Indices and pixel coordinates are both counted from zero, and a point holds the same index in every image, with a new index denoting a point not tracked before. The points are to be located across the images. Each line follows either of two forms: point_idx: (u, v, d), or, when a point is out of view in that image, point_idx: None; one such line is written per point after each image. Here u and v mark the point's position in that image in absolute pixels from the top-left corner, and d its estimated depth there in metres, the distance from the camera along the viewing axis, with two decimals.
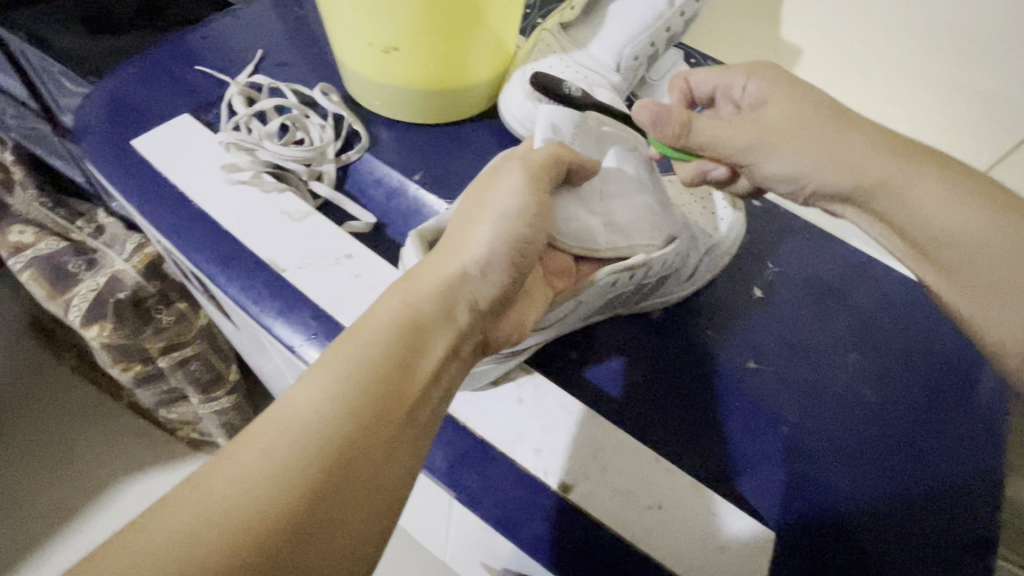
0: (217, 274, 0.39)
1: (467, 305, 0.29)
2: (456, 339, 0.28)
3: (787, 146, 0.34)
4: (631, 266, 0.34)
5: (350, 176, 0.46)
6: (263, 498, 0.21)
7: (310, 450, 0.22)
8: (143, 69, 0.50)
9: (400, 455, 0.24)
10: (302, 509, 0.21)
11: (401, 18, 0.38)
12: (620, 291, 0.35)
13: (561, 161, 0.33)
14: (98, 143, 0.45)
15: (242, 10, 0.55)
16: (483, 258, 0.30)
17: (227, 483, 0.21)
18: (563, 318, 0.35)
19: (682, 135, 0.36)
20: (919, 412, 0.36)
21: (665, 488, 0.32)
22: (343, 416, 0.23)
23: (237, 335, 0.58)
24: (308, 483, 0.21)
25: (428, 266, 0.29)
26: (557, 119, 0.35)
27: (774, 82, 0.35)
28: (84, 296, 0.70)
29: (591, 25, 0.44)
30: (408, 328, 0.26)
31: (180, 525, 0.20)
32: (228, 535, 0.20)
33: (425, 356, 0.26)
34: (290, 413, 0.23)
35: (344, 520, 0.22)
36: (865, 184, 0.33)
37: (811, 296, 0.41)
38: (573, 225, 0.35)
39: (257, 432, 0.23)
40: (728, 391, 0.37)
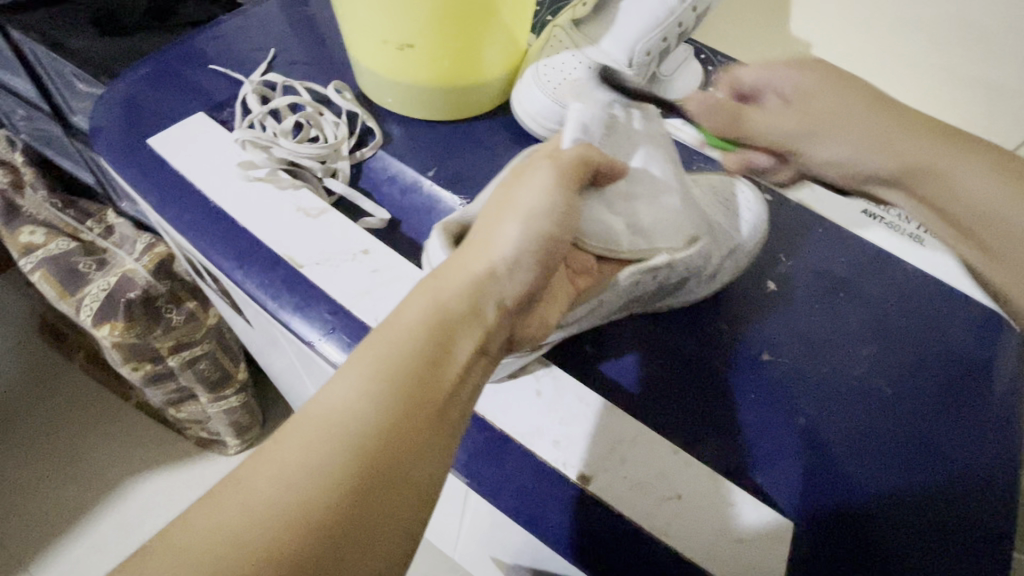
0: (235, 271, 0.39)
1: (493, 301, 0.29)
2: (482, 339, 0.28)
3: (840, 133, 0.37)
4: (654, 266, 0.35)
5: (364, 172, 0.47)
6: (297, 494, 0.21)
7: (340, 444, 0.22)
8: (157, 69, 0.51)
9: (429, 448, 0.24)
10: (336, 501, 0.21)
11: (416, 16, 0.38)
12: (642, 291, 0.37)
13: (587, 162, 0.34)
14: (113, 143, 0.46)
15: (253, 10, 0.56)
16: (510, 257, 0.30)
17: (262, 478, 0.22)
18: (584, 317, 0.35)
19: (736, 126, 0.38)
20: (935, 404, 0.36)
21: (683, 480, 0.32)
22: (372, 409, 0.23)
23: (250, 332, 0.58)
24: (340, 476, 0.22)
25: (452, 265, 0.30)
26: (591, 120, 0.35)
27: (822, 72, 0.38)
28: (95, 296, 0.71)
29: (603, 21, 0.44)
30: (433, 321, 0.27)
31: (224, 525, 0.21)
32: (265, 531, 0.20)
33: (452, 351, 0.27)
34: (321, 412, 0.23)
35: (376, 512, 0.22)
36: (903, 167, 0.35)
37: (826, 290, 0.41)
38: (598, 223, 0.35)
39: (295, 429, 0.23)
40: (744, 385, 0.37)
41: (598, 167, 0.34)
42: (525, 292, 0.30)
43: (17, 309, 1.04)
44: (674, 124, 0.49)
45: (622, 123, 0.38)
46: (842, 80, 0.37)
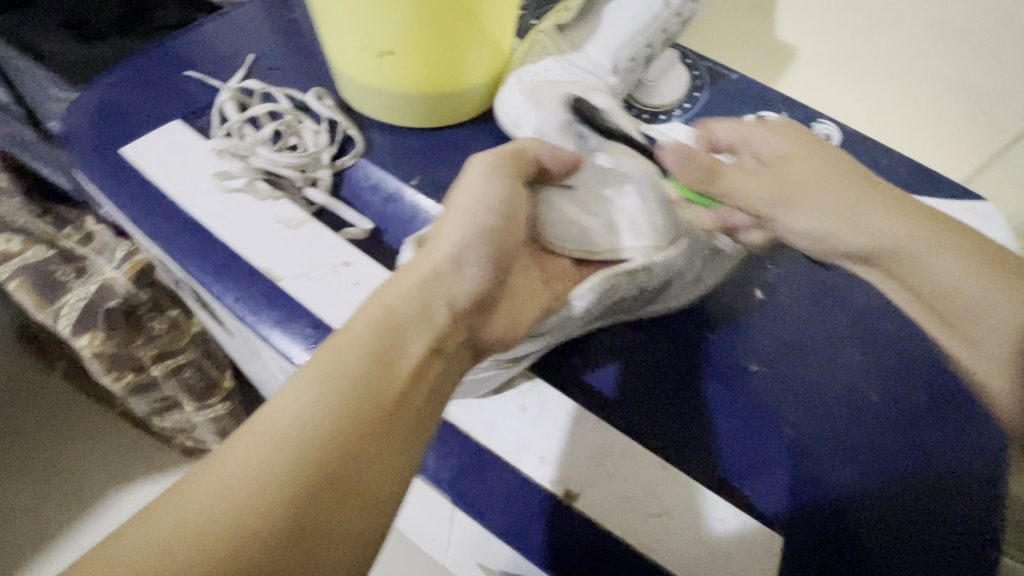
0: (212, 284, 0.38)
1: (444, 301, 0.32)
2: (432, 340, 0.30)
3: (811, 205, 0.40)
4: (613, 278, 0.33)
5: (346, 180, 0.46)
6: (257, 509, 0.23)
7: (293, 458, 0.24)
8: (131, 74, 0.49)
9: (387, 454, 0.26)
10: (284, 501, 0.23)
11: (396, 22, 0.37)
12: (622, 295, 0.35)
13: (532, 157, 0.35)
14: (87, 151, 0.45)
15: (232, 13, 0.55)
16: (453, 254, 0.32)
17: (220, 481, 0.23)
18: (557, 329, 0.34)
19: (705, 180, 0.40)
20: (921, 413, 0.36)
21: (673, 497, 0.32)
22: (326, 421, 0.25)
23: (232, 342, 0.57)
24: (297, 487, 0.24)
25: (408, 269, 0.32)
26: (548, 123, 0.40)
27: (798, 143, 0.41)
28: (74, 305, 0.69)
29: (588, 27, 0.44)
30: (382, 329, 0.29)
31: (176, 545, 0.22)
32: (230, 546, 0.22)
33: (403, 353, 0.29)
34: (277, 413, 0.25)
35: (336, 516, 0.24)
36: (878, 247, 0.38)
37: (812, 296, 0.41)
38: (559, 218, 0.37)
39: (244, 448, 0.24)
40: (731, 395, 0.36)
41: (546, 162, 0.36)
42: (475, 287, 0.33)
43: None
44: (660, 129, 0.48)
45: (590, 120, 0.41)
46: (817, 150, 0.40)
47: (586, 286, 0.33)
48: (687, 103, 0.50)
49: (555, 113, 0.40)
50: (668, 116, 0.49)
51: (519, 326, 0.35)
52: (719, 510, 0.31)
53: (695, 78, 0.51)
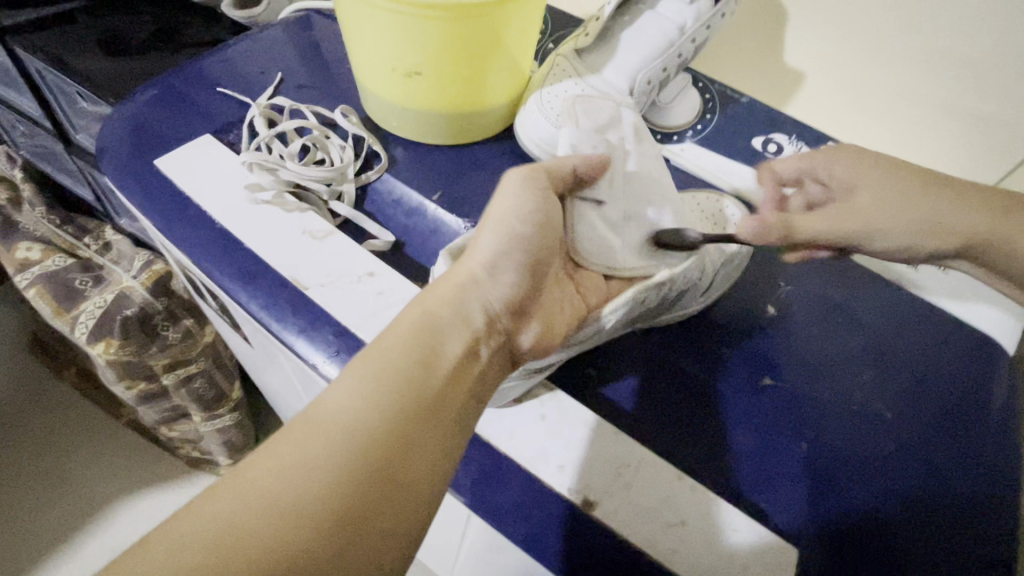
0: (240, 292, 0.40)
1: (478, 306, 0.32)
2: (470, 345, 0.31)
3: (898, 225, 0.36)
4: (640, 296, 0.34)
5: (370, 195, 0.47)
6: (306, 493, 0.24)
7: (340, 447, 0.26)
8: (164, 91, 0.51)
9: (426, 452, 0.27)
10: (329, 498, 0.24)
11: (424, 44, 0.39)
12: (648, 306, 0.36)
13: (569, 169, 0.36)
14: (119, 163, 0.46)
15: (260, 34, 0.57)
16: (487, 262, 0.33)
17: (264, 478, 0.25)
18: (590, 337, 0.36)
19: (785, 235, 0.34)
20: (934, 427, 0.37)
21: (693, 508, 0.32)
22: (362, 418, 0.27)
23: (249, 351, 0.58)
24: (345, 475, 0.25)
25: (436, 276, 0.33)
26: (580, 142, 0.39)
27: (862, 169, 0.37)
28: (91, 312, 0.70)
29: (605, 52, 0.46)
30: (419, 330, 0.30)
31: (233, 524, 0.23)
32: (282, 528, 0.23)
33: (434, 351, 0.30)
34: (318, 415, 0.26)
35: (381, 505, 0.25)
36: (968, 241, 0.35)
37: (823, 314, 0.42)
38: (586, 228, 0.37)
39: (293, 439, 0.26)
40: (744, 409, 0.37)
41: (578, 169, 0.36)
42: (510, 294, 0.33)
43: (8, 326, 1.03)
44: (674, 150, 0.50)
45: (617, 147, 0.40)
46: (879, 167, 0.37)
47: (614, 304, 0.34)
48: (699, 125, 0.52)
49: (585, 135, 0.39)
50: (681, 138, 0.51)
51: (555, 338, 0.34)
52: (735, 520, 0.32)
53: (707, 101, 0.53)
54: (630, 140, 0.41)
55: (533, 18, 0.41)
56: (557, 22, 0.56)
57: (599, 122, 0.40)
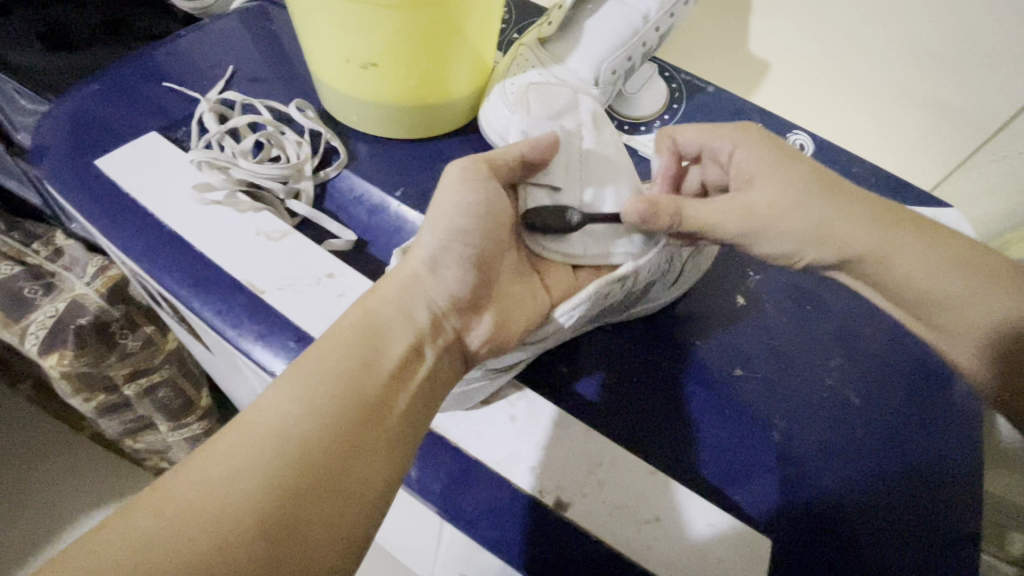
0: (191, 299, 0.38)
1: (422, 304, 0.32)
2: (414, 343, 0.31)
3: (779, 229, 0.37)
4: (603, 290, 0.33)
5: (328, 193, 0.45)
6: (234, 506, 0.23)
7: (275, 454, 0.25)
8: (106, 86, 0.48)
9: (369, 456, 0.27)
10: (264, 507, 0.23)
11: (378, 33, 0.37)
12: (613, 300, 0.35)
13: (515, 156, 0.35)
14: (58, 164, 0.44)
15: (210, 25, 0.54)
16: (429, 258, 0.33)
17: (201, 492, 0.23)
18: (546, 337, 0.35)
19: (674, 223, 0.35)
20: (900, 413, 0.37)
21: (662, 501, 0.32)
22: (302, 425, 0.26)
23: (211, 358, 0.56)
24: (279, 483, 0.24)
25: (386, 278, 0.32)
26: (532, 127, 0.38)
27: (764, 159, 0.38)
28: (41, 322, 0.66)
29: (570, 40, 0.44)
30: (362, 332, 0.30)
31: (151, 545, 0.21)
32: (208, 543, 0.22)
33: (382, 353, 0.30)
34: (257, 425, 0.25)
35: (319, 514, 0.24)
36: (853, 253, 0.37)
37: (792, 302, 0.42)
38: (543, 214, 0.35)
39: (226, 448, 0.25)
40: (716, 402, 0.37)
41: (522, 153, 0.35)
42: (455, 289, 0.33)
43: None
44: (641, 141, 0.49)
45: (572, 132, 0.38)
46: (780, 159, 0.37)
47: (574, 301, 0.33)
48: (667, 114, 0.51)
49: (537, 121, 0.38)
50: (648, 127, 0.51)
51: (507, 332, 0.34)
52: (706, 514, 0.32)
53: (674, 90, 0.52)
54: (587, 126, 0.39)
55: (493, 4, 0.39)
56: (523, 11, 0.55)
57: (552, 109, 0.39)
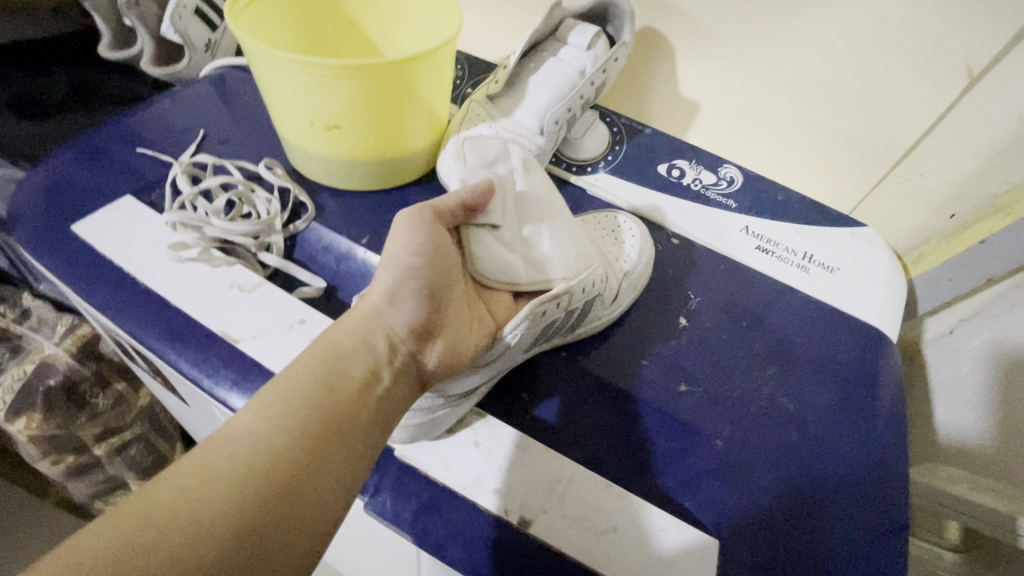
0: (168, 352, 0.39)
1: (382, 333, 0.35)
2: (374, 367, 0.33)
3: None
4: (540, 309, 0.36)
5: (299, 244, 0.48)
6: (208, 512, 0.25)
7: (245, 466, 0.27)
8: (80, 153, 0.51)
9: (331, 466, 0.29)
10: (240, 505, 0.26)
11: (339, 99, 0.41)
12: (552, 319, 0.38)
13: (457, 202, 0.38)
14: (33, 230, 0.46)
15: (181, 92, 0.58)
16: (386, 293, 0.35)
17: (179, 496, 0.25)
18: (497, 359, 0.37)
19: None
20: (831, 415, 0.41)
21: (616, 511, 0.35)
22: (274, 436, 0.28)
23: (186, 411, 0.57)
24: (250, 490, 0.27)
25: (350, 312, 0.36)
26: (470, 176, 0.42)
27: None
28: (7, 385, 0.66)
29: (516, 96, 0.50)
30: (327, 360, 0.33)
31: (130, 538, 0.23)
32: (182, 544, 0.24)
33: (345, 374, 0.32)
34: (234, 439, 0.28)
35: (287, 519, 0.27)
36: None
37: (730, 320, 0.46)
38: (488, 253, 0.39)
39: (195, 466, 0.27)
40: (665, 416, 0.40)
41: (464, 199, 0.39)
42: (411, 318, 0.36)
43: None
44: (589, 180, 0.55)
45: (505, 178, 0.43)
46: None
47: (515, 320, 0.35)
48: (610, 155, 0.56)
49: (473, 169, 0.43)
50: (595, 168, 0.56)
51: (461, 353, 0.37)
52: (658, 521, 0.35)
53: (615, 134, 0.58)
54: (517, 171, 0.44)
55: (443, 69, 0.44)
56: (474, 68, 0.60)
57: (487, 157, 0.44)
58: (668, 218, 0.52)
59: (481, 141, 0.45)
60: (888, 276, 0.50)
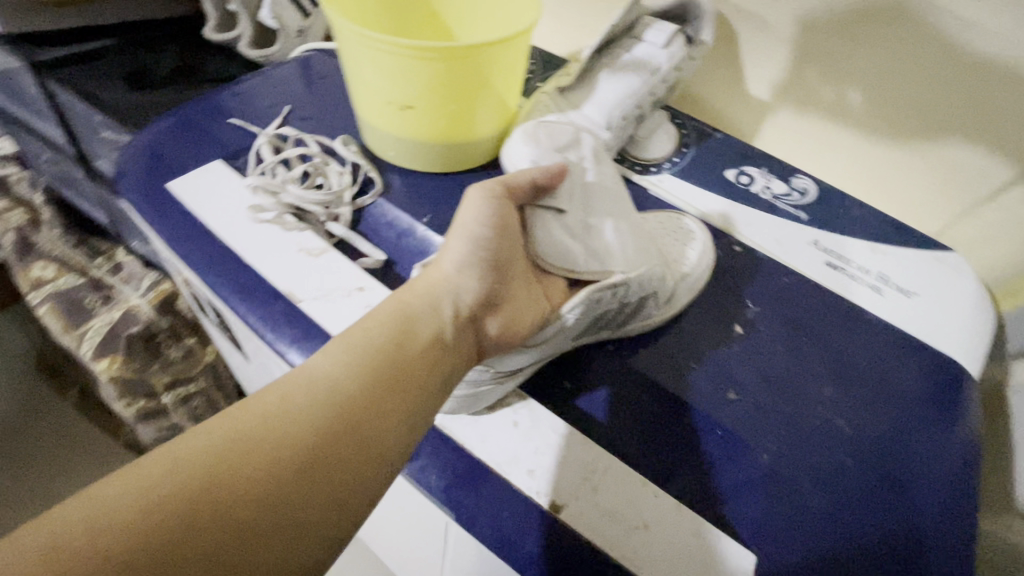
0: (238, 305, 0.42)
1: (450, 301, 0.36)
2: (440, 331, 0.35)
3: None
4: (594, 295, 0.36)
5: (364, 218, 0.50)
6: (283, 441, 0.28)
7: (318, 403, 0.29)
8: (179, 121, 0.56)
9: (392, 417, 0.31)
10: (310, 439, 0.28)
11: (416, 81, 0.43)
12: (606, 308, 0.38)
13: (527, 181, 0.39)
14: (135, 186, 0.50)
15: (270, 71, 0.62)
16: (454, 263, 0.37)
17: (259, 422, 0.28)
18: (551, 340, 0.37)
19: None
20: (895, 446, 0.38)
21: (650, 509, 0.34)
22: (345, 381, 0.30)
23: (247, 368, 0.61)
24: (320, 427, 0.29)
25: (422, 277, 0.37)
26: (540, 158, 0.43)
27: None
28: (98, 328, 0.75)
29: (586, 91, 0.50)
30: (397, 319, 0.34)
31: (218, 452, 0.26)
32: (259, 466, 0.27)
33: (413, 334, 0.34)
34: (310, 378, 0.30)
35: (350, 459, 0.29)
36: None
37: (788, 334, 0.44)
38: (548, 237, 0.39)
39: (276, 396, 0.29)
40: (711, 422, 0.38)
41: (534, 178, 0.39)
42: (479, 289, 0.37)
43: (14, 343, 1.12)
44: (651, 181, 0.54)
45: (575, 164, 0.42)
46: None
47: (572, 301, 0.36)
48: (676, 158, 0.55)
49: (544, 153, 0.43)
50: (659, 169, 0.54)
51: (520, 327, 0.38)
52: (694, 526, 0.33)
53: (684, 136, 0.56)
54: (588, 160, 0.43)
55: (518, 58, 0.45)
56: (546, 64, 0.60)
57: (558, 143, 0.43)
58: (731, 224, 0.51)
59: (552, 129, 0.44)
60: (973, 308, 0.46)
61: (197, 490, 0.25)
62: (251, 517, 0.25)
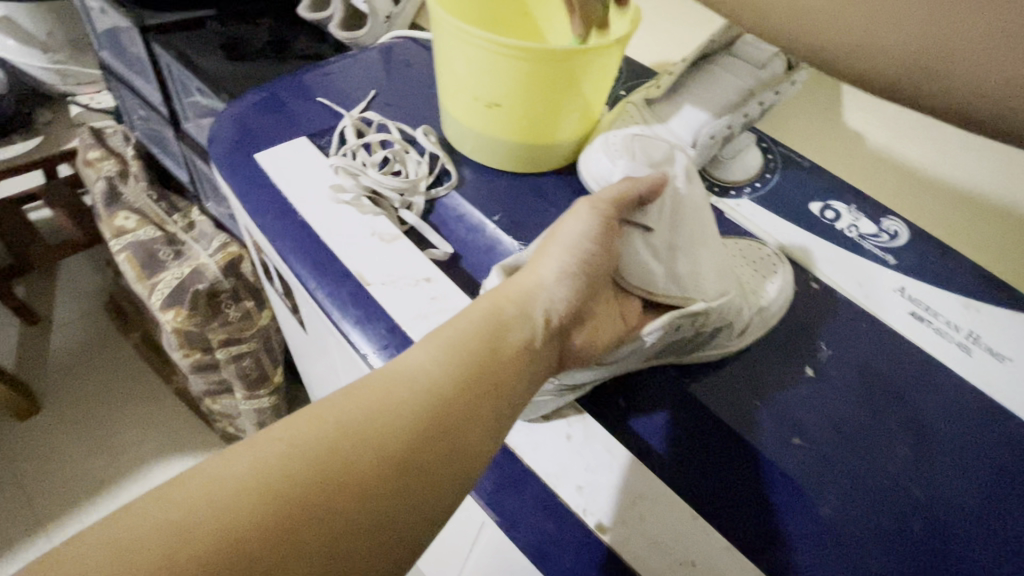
0: (310, 280, 0.44)
1: (541, 310, 0.35)
2: (530, 339, 0.34)
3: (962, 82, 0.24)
4: (676, 321, 0.36)
5: (436, 209, 0.51)
6: (379, 434, 0.28)
7: (412, 401, 0.29)
8: (268, 95, 0.58)
9: (480, 421, 0.31)
10: (404, 436, 0.28)
11: (507, 80, 0.43)
12: (682, 335, 0.38)
13: (633, 195, 0.39)
14: (224, 152, 0.53)
15: (356, 55, 0.63)
16: (548, 271, 0.36)
17: (354, 413, 0.28)
18: (624, 359, 0.38)
19: None
20: (977, 521, 0.36)
21: (698, 546, 0.33)
22: (436, 381, 0.30)
23: (302, 338, 0.63)
24: (413, 425, 0.29)
25: (507, 283, 0.36)
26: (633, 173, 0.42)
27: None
28: (168, 281, 0.79)
29: (674, 105, 0.49)
30: (488, 321, 0.34)
31: (318, 440, 0.27)
32: (356, 457, 0.27)
33: (505, 339, 0.33)
34: (402, 374, 0.30)
35: (440, 458, 0.29)
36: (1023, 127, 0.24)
37: (862, 383, 0.41)
38: (631, 254, 0.39)
39: (372, 389, 0.29)
40: (773, 463, 0.37)
41: (640, 194, 0.39)
42: (567, 300, 0.36)
43: (88, 283, 1.20)
44: (729, 205, 0.51)
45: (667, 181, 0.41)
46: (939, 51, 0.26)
47: (653, 324, 0.36)
48: (758, 183, 0.53)
49: (638, 168, 0.42)
50: (739, 193, 0.52)
51: (600, 340, 0.37)
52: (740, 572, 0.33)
53: (769, 161, 0.54)
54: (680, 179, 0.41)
55: (611, 66, 0.44)
56: (631, 72, 0.59)
57: (654, 158, 0.42)
58: (810, 260, 0.48)
59: (642, 143, 0.43)
60: None
61: (301, 476, 0.26)
62: (349, 507, 0.26)
